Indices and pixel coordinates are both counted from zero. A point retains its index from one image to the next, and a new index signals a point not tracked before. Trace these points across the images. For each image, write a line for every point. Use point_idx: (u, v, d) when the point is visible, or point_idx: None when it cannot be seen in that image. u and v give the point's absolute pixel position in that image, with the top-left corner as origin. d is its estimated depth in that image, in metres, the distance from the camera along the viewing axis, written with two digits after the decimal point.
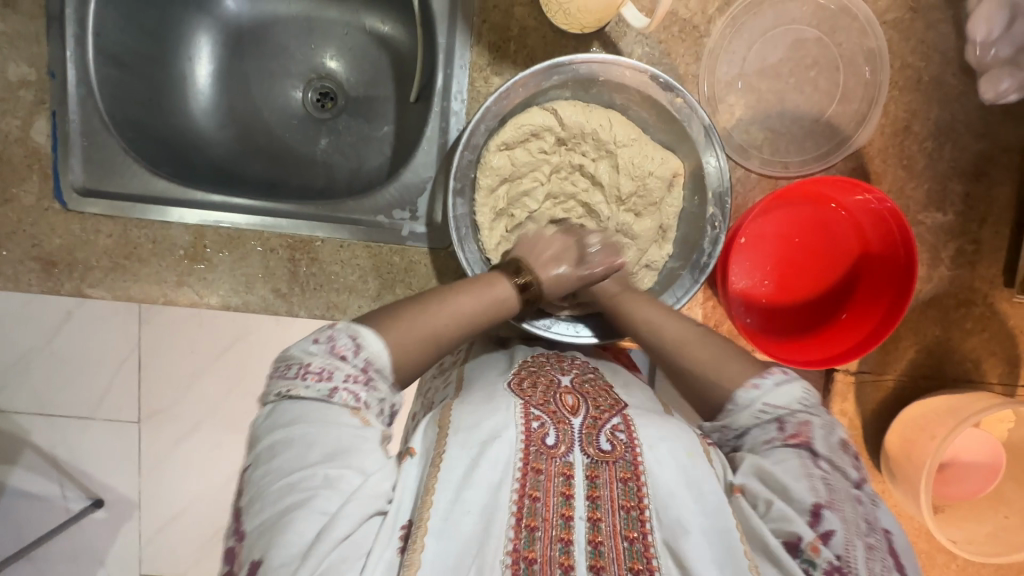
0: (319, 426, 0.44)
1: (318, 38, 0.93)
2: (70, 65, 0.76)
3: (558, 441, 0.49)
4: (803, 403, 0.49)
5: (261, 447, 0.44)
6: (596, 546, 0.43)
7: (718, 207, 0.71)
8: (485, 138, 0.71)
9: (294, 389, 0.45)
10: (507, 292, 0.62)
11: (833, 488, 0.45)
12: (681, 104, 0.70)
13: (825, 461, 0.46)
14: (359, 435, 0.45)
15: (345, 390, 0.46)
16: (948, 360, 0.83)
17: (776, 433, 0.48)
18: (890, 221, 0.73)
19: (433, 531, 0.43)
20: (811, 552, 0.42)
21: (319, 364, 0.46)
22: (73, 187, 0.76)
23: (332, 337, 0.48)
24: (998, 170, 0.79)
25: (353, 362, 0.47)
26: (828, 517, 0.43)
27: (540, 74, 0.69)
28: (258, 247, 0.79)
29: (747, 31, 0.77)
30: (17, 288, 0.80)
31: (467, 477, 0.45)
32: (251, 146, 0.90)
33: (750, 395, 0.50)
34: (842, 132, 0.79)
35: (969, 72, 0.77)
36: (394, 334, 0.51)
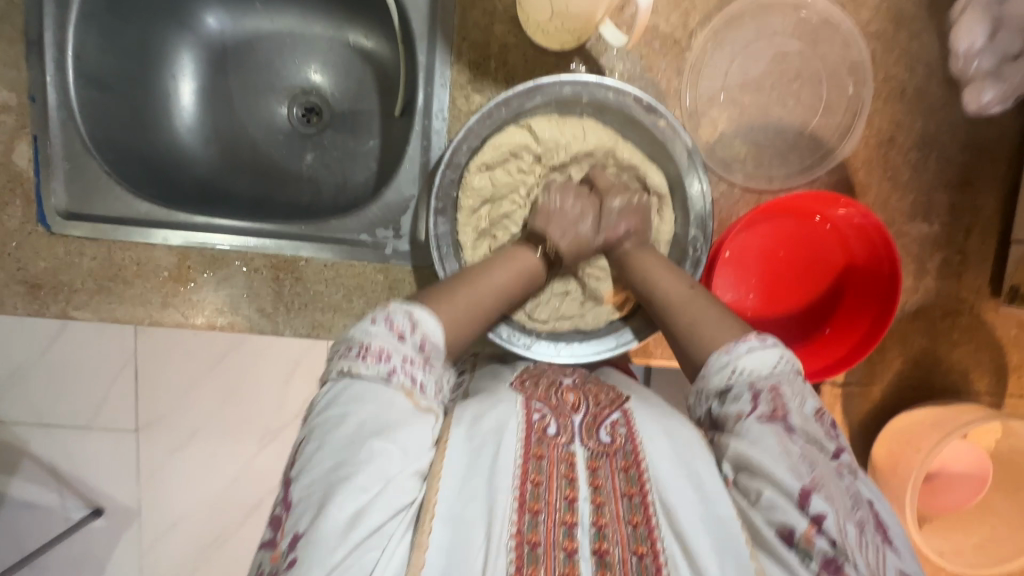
0: (382, 407, 0.47)
1: (302, 53, 0.93)
2: (50, 89, 0.75)
3: (560, 431, 0.51)
4: (778, 368, 0.50)
5: (325, 418, 0.47)
6: (600, 529, 0.45)
7: (700, 229, 0.72)
8: (467, 157, 0.71)
9: (353, 368, 0.49)
10: (532, 262, 0.66)
11: (816, 467, 0.46)
12: (664, 127, 0.70)
13: (800, 435, 0.47)
14: (410, 419, 0.47)
15: (403, 373, 0.49)
16: (935, 370, 0.83)
17: (752, 407, 0.49)
18: (876, 239, 0.73)
19: (439, 515, 0.45)
20: (805, 543, 0.43)
21: (377, 347, 0.49)
22: (56, 211, 0.76)
23: (389, 317, 0.51)
24: (983, 180, 0.79)
25: (410, 343, 0.51)
26: (820, 502, 0.44)
27: (522, 94, 0.68)
28: (242, 266, 0.79)
29: (729, 44, 0.77)
30: (3, 312, 0.80)
31: (473, 461, 0.47)
32: (236, 163, 0.90)
33: (724, 358, 0.53)
34: (826, 144, 0.78)
35: (952, 83, 0.77)
36: (444, 311, 0.55)
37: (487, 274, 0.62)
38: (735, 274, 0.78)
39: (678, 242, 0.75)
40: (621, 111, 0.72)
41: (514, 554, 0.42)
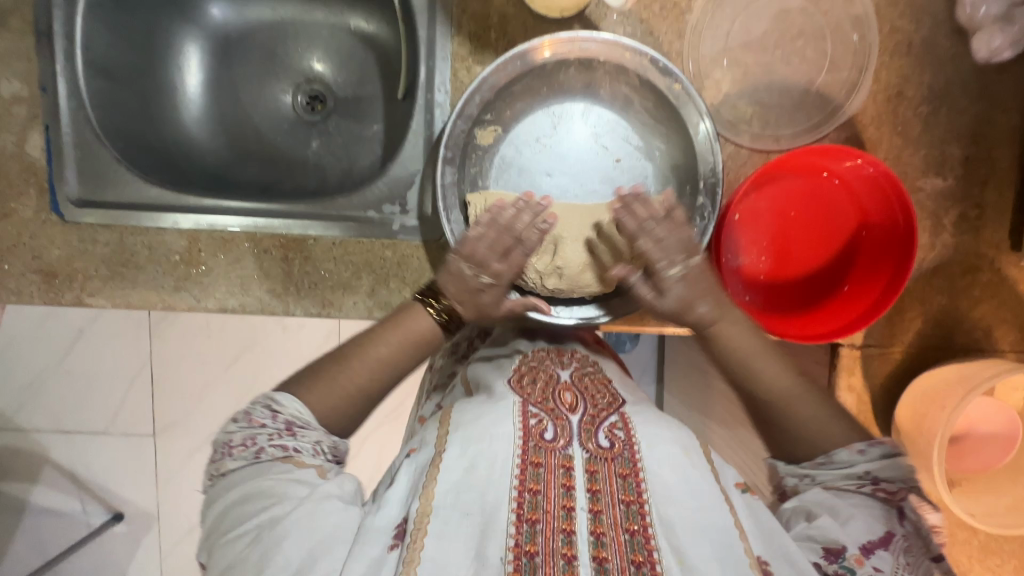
0: (264, 478, 0.48)
1: (305, 41, 0.94)
2: (61, 79, 0.76)
3: (557, 436, 0.52)
4: (909, 477, 0.50)
5: (217, 513, 0.48)
6: (598, 537, 0.45)
7: (709, 197, 0.72)
8: (479, 108, 0.71)
9: (222, 465, 0.50)
10: (427, 325, 0.63)
11: (912, 548, 0.48)
12: (679, 90, 0.70)
13: (909, 524, 0.49)
14: (292, 480, 0.48)
15: (272, 447, 0.50)
16: (957, 329, 0.81)
17: (869, 484, 0.50)
18: (891, 189, 0.71)
19: (433, 533, 0.45)
20: (854, 563, 0.46)
21: (240, 438, 0.51)
22: (69, 199, 0.77)
23: (250, 412, 0.53)
24: (997, 132, 0.78)
25: (274, 425, 0.52)
26: (878, 558, 0.46)
27: (538, 49, 0.70)
28: (252, 248, 0.78)
29: (730, 4, 0.76)
30: (21, 302, 0.79)
31: (466, 476, 0.48)
32: (242, 151, 0.92)
33: (852, 457, 0.51)
34: (833, 101, 0.77)
35: (960, 33, 0.75)
36: (317, 391, 0.56)
37: (375, 347, 0.61)
38: (745, 237, 0.78)
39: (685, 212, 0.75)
40: (636, 76, 0.72)
41: (512, 567, 0.43)
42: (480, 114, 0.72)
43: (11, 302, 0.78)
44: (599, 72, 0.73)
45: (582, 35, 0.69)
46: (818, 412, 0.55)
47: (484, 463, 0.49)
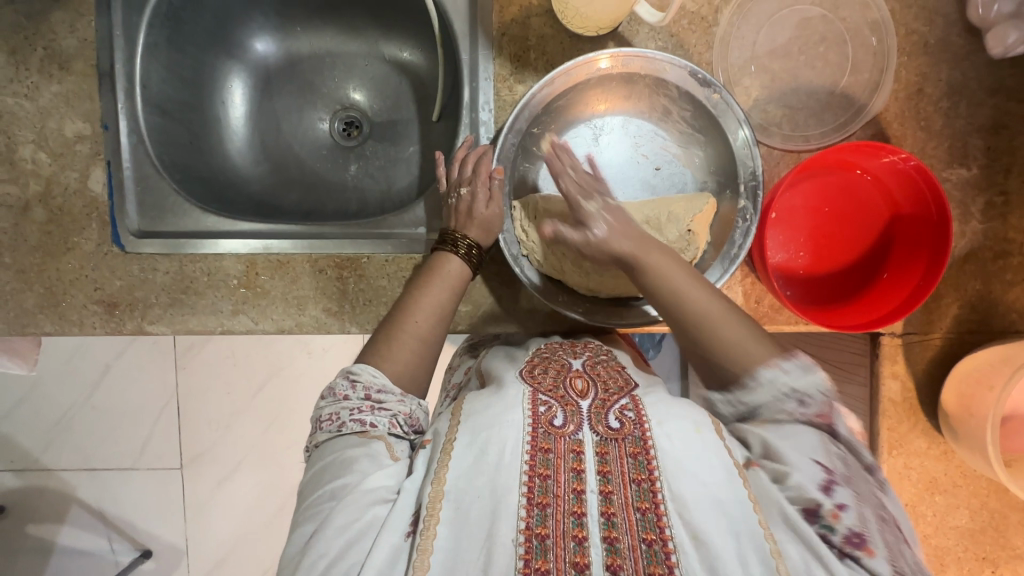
0: (342, 451, 0.54)
1: (341, 71, 0.98)
2: (122, 116, 0.80)
3: (567, 421, 0.55)
4: (831, 389, 0.56)
5: (304, 480, 0.55)
6: (609, 518, 0.47)
7: (751, 199, 0.75)
8: (527, 122, 0.75)
9: (315, 437, 0.57)
10: (457, 264, 0.70)
11: (851, 465, 0.52)
12: (718, 100, 0.74)
13: (844, 442, 0.53)
14: (364, 453, 0.54)
15: (352, 421, 0.57)
16: (994, 312, 0.84)
17: (797, 407, 0.55)
18: (923, 182, 0.75)
19: (445, 520, 0.48)
20: (830, 519, 0.47)
21: (328, 412, 0.58)
22: (129, 230, 0.79)
23: (333, 387, 0.60)
24: (1016, 122, 0.81)
25: (355, 396, 0.59)
26: (841, 497, 0.48)
27: (584, 63, 0.73)
28: (308, 269, 0.81)
29: (754, 16, 0.81)
30: (82, 333, 0.80)
31: (479, 460, 0.51)
32: (285, 178, 0.95)
33: (775, 374, 0.56)
34: (858, 101, 0.81)
35: (974, 32, 0.80)
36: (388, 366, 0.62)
37: (409, 316, 0.66)
38: (783, 234, 0.81)
39: (726, 215, 0.77)
40: (676, 88, 0.75)
41: (523, 549, 0.45)
42: (529, 128, 0.76)
43: (73, 334, 0.80)
44: (640, 85, 0.76)
45: (625, 50, 0.73)
46: (767, 350, 0.58)
47: (495, 447, 0.51)
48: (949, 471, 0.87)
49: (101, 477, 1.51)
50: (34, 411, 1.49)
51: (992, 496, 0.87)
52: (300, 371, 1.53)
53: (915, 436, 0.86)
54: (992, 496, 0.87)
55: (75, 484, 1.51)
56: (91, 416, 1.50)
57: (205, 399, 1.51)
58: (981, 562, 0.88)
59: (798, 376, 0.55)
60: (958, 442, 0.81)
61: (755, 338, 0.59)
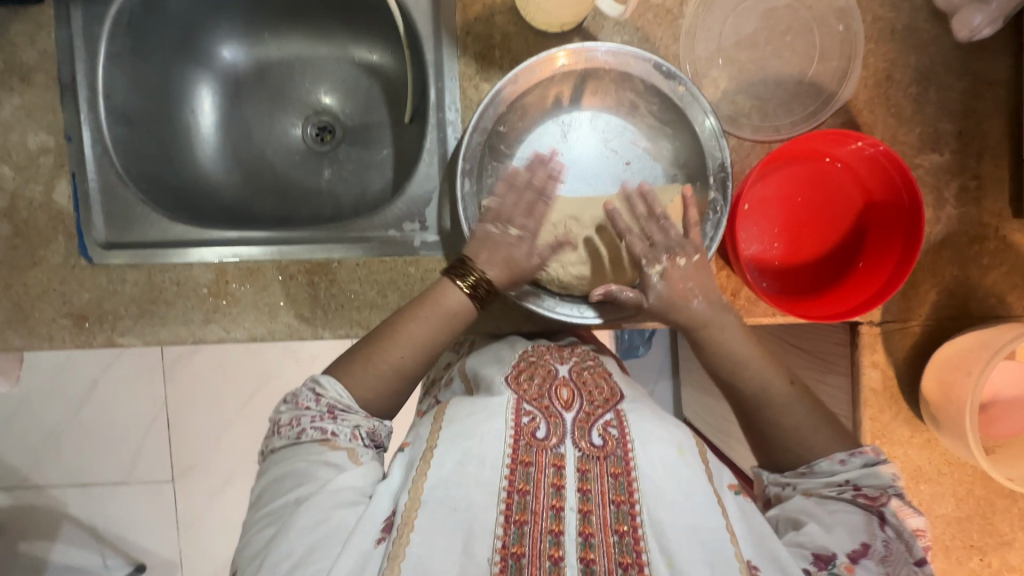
0: (301, 458, 0.54)
1: (312, 76, 0.98)
2: (85, 127, 0.79)
3: (549, 434, 0.55)
4: (893, 485, 0.58)
5: (258, 487, 0.55)
6: (587, 538, 0.47)
7: (721, 190, 0.74)
8: (492, 120, 0.74)
9: (272, 443, 0.57)
10: (457, 297, 0.67)
11: (892, 552, 0.53)
12: (683, 92, 0.73)
13: (891, 529, 0.55)
14: (323, 460, 0.53)
15: (312, 429, 0.56)
16: (972, 298, 0.83)
17: (850, 490, 0.58)
18: (891, 167, 0.75)
19: (419, 528, 0.47)
20: (845, 570, 0.51)
21: (288, 418, 0.57)
22: (97, 242, 0.79)
23: (296, 396, 0.59)
24: (986, 106, 0.81)
25: (316, 408, 0.57)
26: (863, 565, 0.51)
27: (546, 60, 0.72)
28: (277, 275, 0.80)
29: (719, 8, 0.80)
30: (51, 348, 0.79)
31: (456, 470, 0.51)
32: (257, 185, 0.95)
33: (832, 466, 0.60)
34: (827, 89, 0.81)
35: (940, 16, 0.79)
36: (353, 385, 0.61)
37: (391, 343, 0.64)
38: (756, 225, 0.80)
39: (698, 207, 0.77)
40: (640, 82, 0.75)
41: (498, 567, 0.45)
42: (495, 126, 0.75)
43: (43, 348, 0.79)
44: (605, 80, 0.76)
45: (590, 44, 0.72)
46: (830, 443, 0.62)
47: (474, 460, 0.52)
48: (933, 460, 0.86)
49: (90, 493, 1.50)
50: (20, 428, 1.48)
51: (978, 484, 0.86)
52: (288, 380, 1.52)
53: (897, 425, 0.85)
54: (979, 483, 0.86)
55: (64, 502, 1.50)
56: (79, 431, 1.48)
57: (194, 411, 1.50)
58: (969, 550, 0.87)
59: (860, 472, 0.58)
60: (940, 430, 0.80)
61: (814, 428, 0.63)
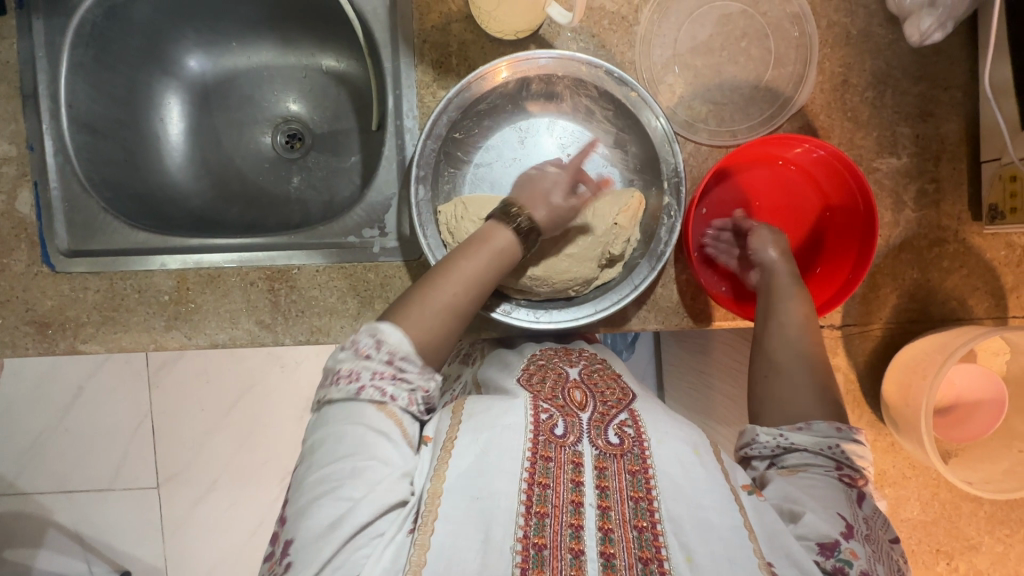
0: (359, 423, 0.50)
1: (279, 84, 0.99)
2: (48, 137, 0.80)
3: (567, 432, 0.55)
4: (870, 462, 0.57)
5: (311, 440, 0.51)
6: (606, 533, 0.47)
7: (675, 196, 0.74)
8: (447, 127, 0.74)
9: (328, 393, 0.52)
10: (506, 238, 0.64)
11: (872, 525, 0.53)
12: (636, 97, 0.73)
13: (868, 506, 0.54)
14: (381, 431, 0.50)
15: (372, 387, 0.51)
16: (933, 301, 0.83)
17: (835, 470, 0.56)
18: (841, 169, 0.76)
19: (443, 515, 0.48)
20: (847, 554, 0.48)
21: (347, 368, 0.52)
22: (59, 250, 0.79)
23: (357, 341, 0.53)
24: (942, 109, 0.81)
25: (378, 358, 0.52)
26: (857, 542, 0.49)
27: (497, 67, 0.72)
28: (239, 282, 0.80)
29: (674, 14, 0.81)
30: (14, 355, 0.80)
31: (479, 463, 0.51)
32: (226, 192, 0.95)
33: (832, 434, 0.56)
34: (783, 94, 0.81)
35: (894, 21, 0.80)
36: (412, 323, 0.55)
37: (452, 278, 0.59)
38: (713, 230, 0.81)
39: (653, 212, 0.77)
40: (594, 88, 0.75)
41: (520, 558, 0.45)
42: (449, 133, 0.75)
43: (6, 355, 0.79)
44: (559, 86, 0.76)
45: (539, 52, 0.72)
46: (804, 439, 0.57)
47: (497, 451, 0.52)
48: (898, 463, 0.86)
49: (74, 500, 1.50)
50: (3, 435, 1.48)
51: (944, 488, 0.86)
52: (271, 387, 1.53)
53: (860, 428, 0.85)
54: (944, 487, 0.86)
55: (48, 509, 1.50)
56: (63, 438, 1.49)
57: (177, 418, 1.51)
58: (935, 554, 0.87)
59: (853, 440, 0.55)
60: (900, 433, 0.80)
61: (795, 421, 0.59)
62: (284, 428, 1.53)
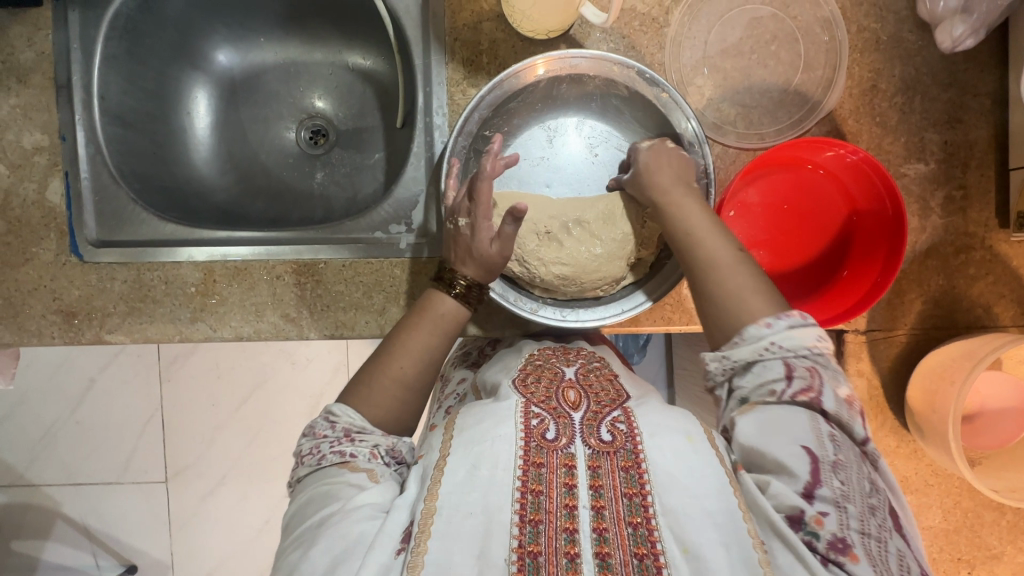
0: (322, 483, 0.53)
1: (306, 80, 1.00)
2: (79, 127, 0.80)
3: (559, 435, 0.54)
4: (813, 347, 0.55)
5: (286, 518, 0.54)
6: (601, 533, 0.47)
7: (703, 197, 0.74)
8: (477, 125, 0.74)
9: (296, 473, 0.57)
10: (452, 305, 0.68)
11: (840, 446, 0.50)
12: (667, 98, 0.74)
13: (834, 419, 0.52)
14: (344, 481, 0.53)
15: (331, 453, 0.55)
16: (958, 308, 0.83)
17: (783, 386, 0.53)
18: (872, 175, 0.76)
19: (437, 534, 0.46)
20: (814, 525, 0.46)
21: (308, 447, 0.57)
22: (88, 240, 0.80)
23: (313, 426, 0.59)
24: (971, 116, 0.81)
25: (334, 434, 0.57)
26: (822, 499, 0.47)
27: (530, 67, 0.73)
28: (266, 276, 0.81)
29: (705, 16, 0.81)
30: (40, 343, 0.80)
31: (471, 476, 0.50)
32: (250, 186, 0.96)
33: (761, 331, 0.55)
34: (812, 98, 0.82)
35: (924, 27, 0.80)
36: (365, 407, 0.61)
37: (407, 341, 0.65)
38: (740, 232, 0.80)
39: None
40: (624, 88, 0.75)
41: (516, 567, 0.45)
42: (480, 130, 0.76)
43: (32, 343, 0.80)
44: (590, 86, 0.77)
45: (571, 52, 0.72)
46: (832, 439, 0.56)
47: (487, 465, 0.51)
48: (920, 471, 0.85)
49: (84, 492, 1.51)
50: (15, 426, 1.48)
51: (967, 496, 0.85)
52: (283, 383, 1.53)
53: (883, 434, 0.85)
54: (967, 495, 0.85)
55: (58, 501, 1.50)
56: (75, 430, 1.49)
57: (188, 412, 1.51)
58: (956, 563, 0.86)
59: (783, 333, 0.54)
60: (925, 440, 0.80)
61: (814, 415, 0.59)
62: (295, 425, 1.53)
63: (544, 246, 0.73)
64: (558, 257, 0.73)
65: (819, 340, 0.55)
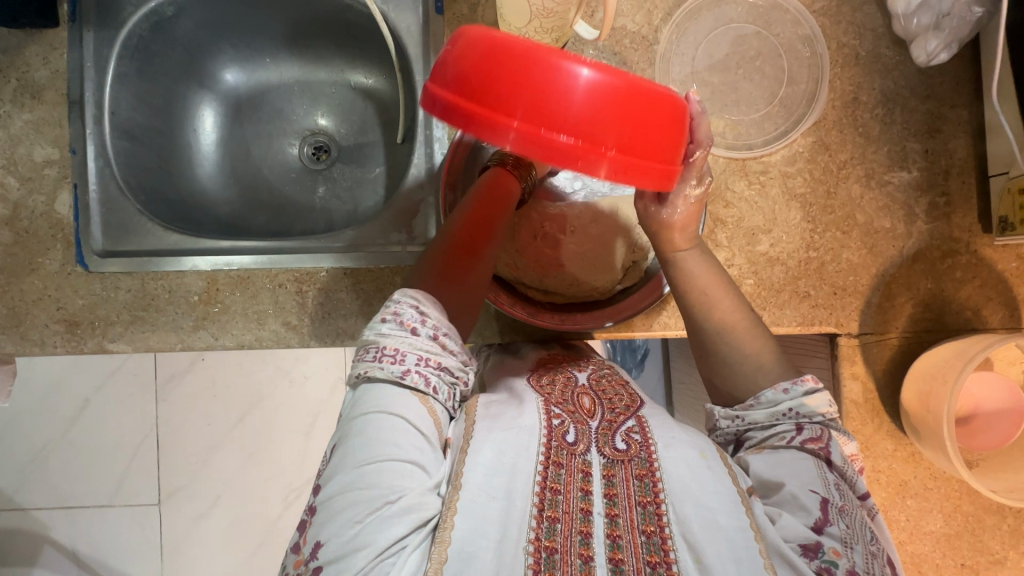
0: (399, 416, 0.53)
1: (310, 99, 1.03)
2: (90, 141, 0.83)
3: (578, 440, 0.56)
4: (825, 414, 0.59)
5: (344, 430, 0.54)
6: (614, 539, 0.48)
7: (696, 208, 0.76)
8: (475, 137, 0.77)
9: (371, 370, 0.54)
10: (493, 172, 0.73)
11: (844, 495, 0.53)
12: None
13: (836, 471, 0.55)
14: (414, 433, 0.53)
15: (417, 373, 0.54)
16: (947, 311, 0.85)
17: (794, 434, 0.57)
18: (541, 136, 0.48)
19: (462, 511, 0.49)
20: (832, 554, 0.48)
21: (393, 346, 0.55)
22: (94, 249, 0.81)
23: (400, 312, 0.56)
24: (950, 126, 0.85)
25: (425, 334, 0.56)
26: (830, 534, 0.50)
27: None
28: (267, 283, 0.82)
29: (692, 34, 0.86)
30: (42, 353, 0.80)
31: (496, 462, 0.52)
32: (252, 200, 0.98)
33: (778, 396, 0.60)
34: (796, 110, 0.86)
35: (900, 44, 0.84)
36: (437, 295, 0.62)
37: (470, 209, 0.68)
38: None
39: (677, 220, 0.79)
40: None
41: (533, 559, 0.46)
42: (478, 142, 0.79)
43: (34, 353, 0.80)
44: None
45: None
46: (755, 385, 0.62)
47: (511, 452, 0.53)
48: (918, 474, 0.86)
49: (74, 515, 1.47)
50: (8, 447, 1.46)
51: (967, 500, 0.85)
52: (280, 401, 1.52)
53: (880, 437, 0.85)
54: (967, 499, 0.86)
55: (47, 525, 1.47)
56: (68, 451, 1.47)
57: (185, 431, 1.49)
58: (960, 569, 0.85)
59: (800, 401, 0.58)
60: (921, 442, 0.81)
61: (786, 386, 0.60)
62: (293, 443, 1.51)
63: (537, 251, 0.76)
64: (553, 259, 0.75)
65: (832, 406, 0.59)
